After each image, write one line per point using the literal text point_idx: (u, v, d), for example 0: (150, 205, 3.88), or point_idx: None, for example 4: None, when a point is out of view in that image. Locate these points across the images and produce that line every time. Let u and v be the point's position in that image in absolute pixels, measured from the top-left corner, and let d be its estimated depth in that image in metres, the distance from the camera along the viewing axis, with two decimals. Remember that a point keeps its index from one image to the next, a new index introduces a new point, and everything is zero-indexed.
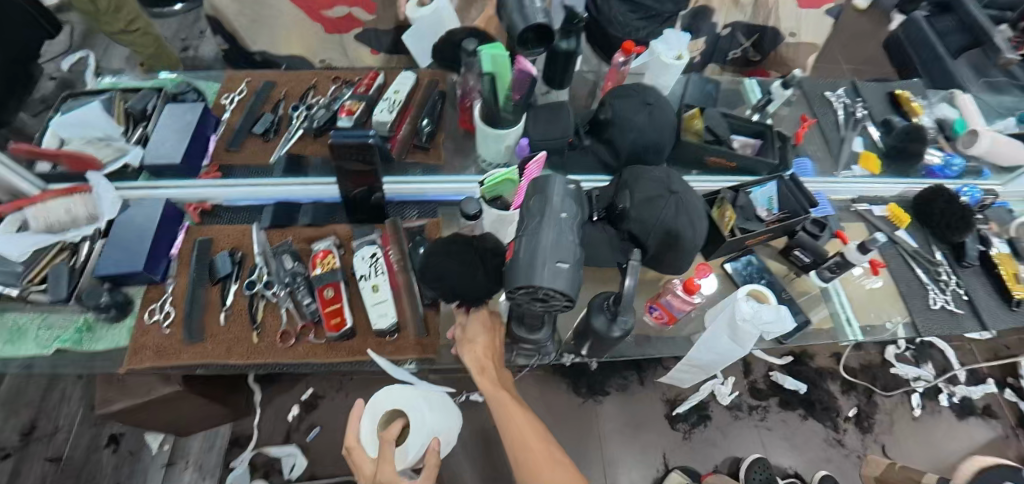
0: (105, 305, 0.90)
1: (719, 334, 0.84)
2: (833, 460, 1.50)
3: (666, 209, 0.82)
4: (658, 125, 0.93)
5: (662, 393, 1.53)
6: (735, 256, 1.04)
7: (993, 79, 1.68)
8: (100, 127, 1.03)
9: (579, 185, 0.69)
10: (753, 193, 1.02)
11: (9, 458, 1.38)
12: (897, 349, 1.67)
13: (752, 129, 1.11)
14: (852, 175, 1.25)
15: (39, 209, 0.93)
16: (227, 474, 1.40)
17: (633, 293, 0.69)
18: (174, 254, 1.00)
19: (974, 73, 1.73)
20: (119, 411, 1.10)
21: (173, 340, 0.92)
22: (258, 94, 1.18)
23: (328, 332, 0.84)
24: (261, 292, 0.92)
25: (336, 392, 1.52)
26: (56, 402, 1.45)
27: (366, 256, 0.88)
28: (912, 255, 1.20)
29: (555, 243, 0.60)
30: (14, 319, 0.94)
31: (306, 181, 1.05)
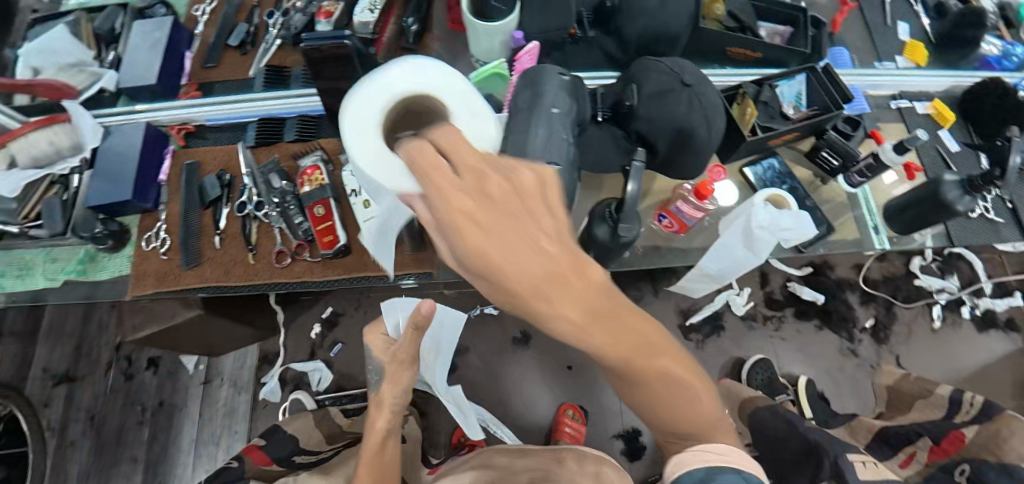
0: (101, 235, 0.91)
1: (733, 242, 0.80)
2: (846, 369, 1.56)
3: (678, 104, 0.74)
4: (673, 12, 0.82)
5: (676, 304, 1.59)
6: (755, 159, 0.95)
7: None
8: (71, 52, 1.02)
9: (575, 78, 0.62)
10: (780, 86, 0.93)
11: (63, 383, 1.55)
12: (921, 260, 1.62)
13: (781, 15, 1.00)
14: (894, 67, 1.13)
15: (20, 144, 0.92)
16: (261, 388, 1.53)
17: (637, 198, 0.63)
18: (163, 179, 0.97)
19: None
20: (144, 335, 1.20)
21: (172, 265, 0.91)
22: (231, 1, 1.07)
23: (323, 250, 0.83)
24: (252, 213, 0.89)
25: (352, 310, 1.60)
26: (96, 330, 1.59)
27: (354, 171, 0.84)
28: (952, 156, 1.07)
29: (547, 143, 0.54)
30: (20, 256, 0.98)
31: (288, 95, 0.98)
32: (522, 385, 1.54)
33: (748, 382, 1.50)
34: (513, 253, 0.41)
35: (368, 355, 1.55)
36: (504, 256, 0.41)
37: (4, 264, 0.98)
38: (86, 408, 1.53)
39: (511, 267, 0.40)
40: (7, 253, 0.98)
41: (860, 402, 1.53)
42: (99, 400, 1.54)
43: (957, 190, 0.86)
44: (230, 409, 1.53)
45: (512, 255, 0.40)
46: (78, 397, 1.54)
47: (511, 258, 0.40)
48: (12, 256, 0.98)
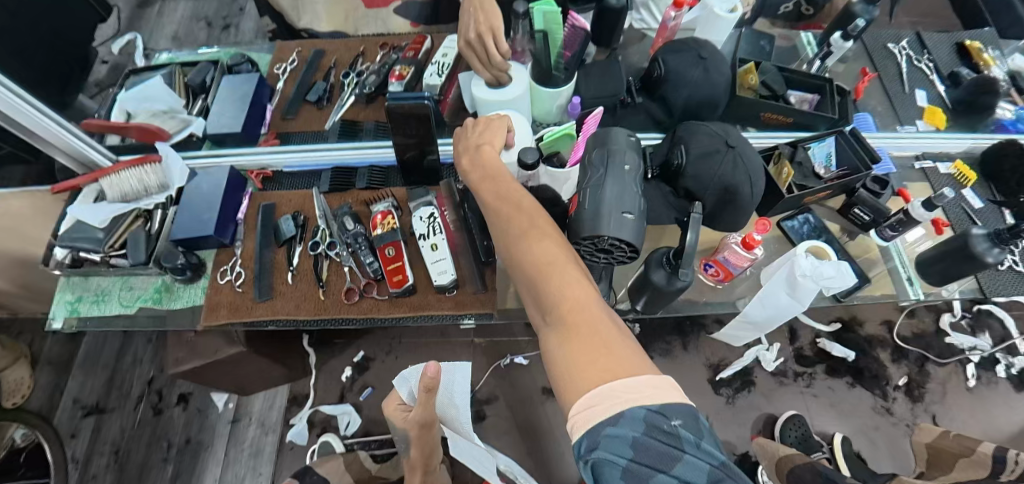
0: (181, 266, 0.98)
1: (778, 290, 0.85)
2: (882, 428, 1.54)
3: (723, 164, 0.82)
4: (714, 81, 0.92)
5: (705, 358, 1.63)
6: (792, 214, 1.01)
7: None
8: (164, 101, 1.14)
9: (641, 138, 0.69)
10: (811, 148, 1.01)
11: (90, 415, 1.58)
12: (951, 316, 1.65)
13: (808, 84, 1.09)
14: (916, 131, 1.20)
15: (112, 180, 1.03)
16: (288, 430, 1.55)
17: (695, 248, 0.69)
18: (240, 219, 1.06)
19: None
20: (188, 369, 1.24)
21: (245, 297, 0.98)
22: (310, 63, 1.20)
23: (391, 289, 0.89)
24: (325, 252, 0.96)
25: (384, 353, 1.64)
26: (130, 363, 1.64)
27: (423, 216, 0.91)
28: (979, 213, 1.12)
29: (620, 194, 0.61)
30: (97, 283, 1.06)
31: (360, 146, 1.08)
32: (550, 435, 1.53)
33: (781, 438, 1.49)
34: (492, 163, 0.73)
35: None
36: (474, 158, 0.75)
37: (81, 289, 1.06)
38: (111, 442, 1.56)
39: (477, 163, 0.74)
40: (87, 280, 1.06)
41: (897, 461, 1.50)
42: (126, 434, 1.57)
43: (986, 243, 0.91)
44: (256, 450, 1.54)
45: (482, 153, 0.74)
46: (105, 429, 1.57)
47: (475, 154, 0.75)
48: (89, 282, 1.06)
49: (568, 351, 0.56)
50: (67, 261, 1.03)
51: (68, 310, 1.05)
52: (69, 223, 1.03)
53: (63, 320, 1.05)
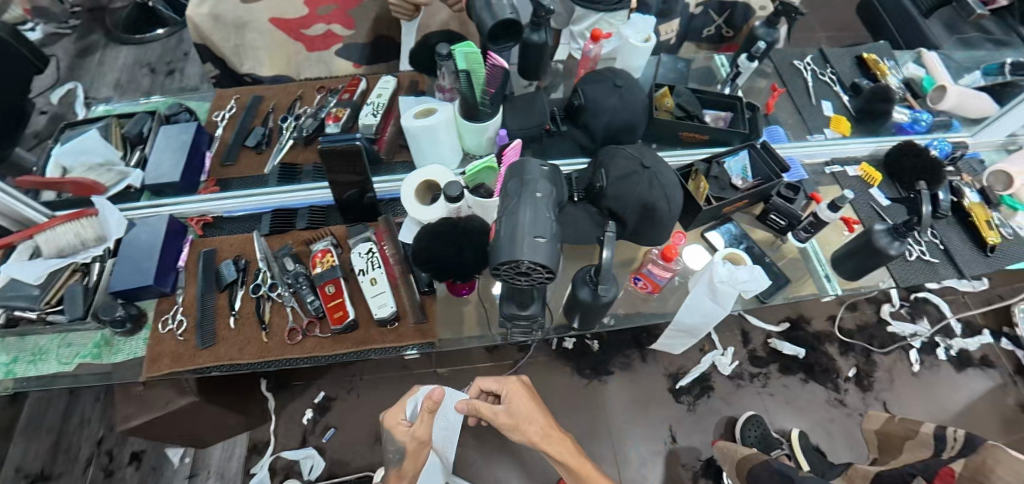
0: (121, 318, 0.96)
1: (699, 298, 0.91)
2: (837, 420, 1.61)
3: (640, 183, 0.88)
4: (630, 105, 0.99)
5: (664, 368, 1.67)
6: (714, 225, 1.09)
7: (965, 35, 1.54)
8: (100, 153, 1.12)
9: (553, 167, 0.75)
10: (727, 162, 1.09)
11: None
12: (891, 306, 1.76)
13: (720, 103, 1.18)
14: (823, 139, 1.31)
15: (48, 236, 1.00)
16: (249, 480, 1.50)
17: (611, 263, 0.74)
18: (180, 266, 1.05)
19: (946, 31, 1.58)
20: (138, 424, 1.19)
21: (187, 346, 0.96)
22: (248, 109, 1.22)
23: (333, 325, 0.91)
24: (266, 294, 0.97)
25: (346, 391, 1.62)
26: (76, 425, 1.57)
27: (362, 252, 0.94)
28: (887, 210, 1.22)
29: (533, 220, 0.66)
30: (35, 341, 1.02)
31: (300, 188, 1.10)
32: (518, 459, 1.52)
33: (742, 439, 1.54)
34: (525, 412, 0.97)
35: (364, 437, 1.56)
36: (507, 412, 0.95)
37: (17, 349, 1.02)
38: None
39: (514, 413, 0.96)
40: (23, 339, 1.02)
41: (853, 450, 1.57)
42: None
43: (886, 237, 0.99)
44: None
45: (514, 401, 0.98)
46: None
47: (508, 406, 0.97)
48: (25, 342, 1.02)
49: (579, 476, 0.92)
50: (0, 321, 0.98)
51: (2, 371, 1.01)
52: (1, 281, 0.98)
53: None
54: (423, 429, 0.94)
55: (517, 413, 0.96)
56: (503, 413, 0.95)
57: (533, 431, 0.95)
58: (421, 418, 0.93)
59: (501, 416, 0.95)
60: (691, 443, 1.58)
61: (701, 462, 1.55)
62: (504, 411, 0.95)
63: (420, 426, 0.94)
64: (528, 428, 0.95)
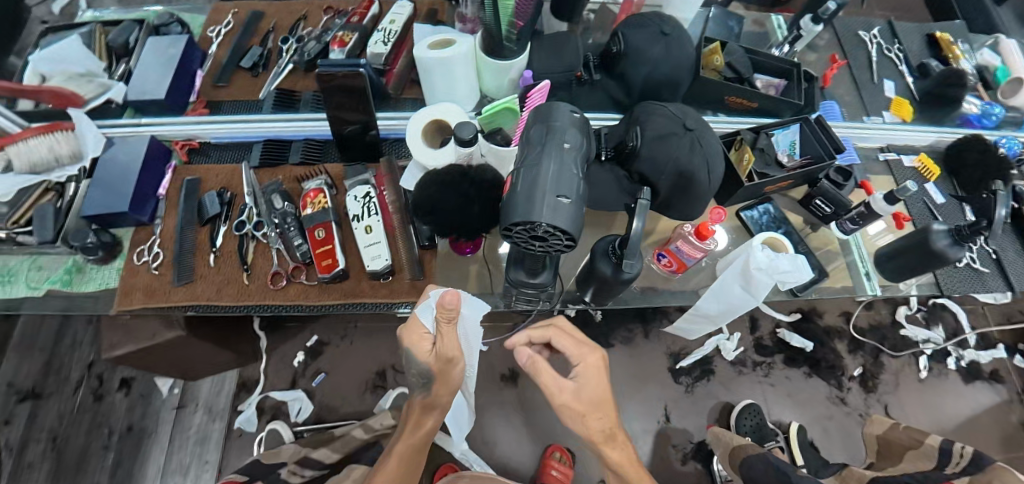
0: (92, 245, 0.88)
1: (730, 284, 0.81)
2: (835, 417, 1.55)
3: (680, 147, 0.77)
4: (674, 58, 0.86)
5: (667, 346, 1.60)
6: (751, 204, 0.98)
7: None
8: (80, 62, 1.00)
9: (585, 115, 0.64)
10: (775, 135, 0.96)
11: (27, 401, 1.47)
12: (907, 309, 1.66)
13: (775, 68, 1.04)
14: (881, 122, 1.17)
15: (19, 149, 0.89)
16: (236, 417, 1.47)
17: (640, 235, 0.65)
18: (161, 193, 0.95)
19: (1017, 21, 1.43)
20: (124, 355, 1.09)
21: (163, 280, 0.89)
22: (246, 26, 1.09)
23: (320, 274, 0.82)
24: (251, 233, 0.88)
25: (339, 337, 1.56)
26: (69, 346, 1.53)
27: (358, 196, 0.84)
28: (940, 209, 1.10)
29: (557, 176, 0.56)
30: (5, 261, 0.95)
31: (295, 118, 0.99)
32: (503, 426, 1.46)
33: (737, 428, 1.48)
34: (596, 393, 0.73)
35: (352, 387, 1.51)
36: (576, 392, 0.71)
37: None
38: (49, 428, 1.45)
39: (586, 398, 0.71)
40: None
41: (849, 452, 1.51)
42: (65, 421, 1.45)
43: (946, 239, 0.88)
44: (202, 436, 1.45)
45: (588, 380, 0.72)
46: (42, 416, 1.46)
47: (580, 384, 0.72)
48: None
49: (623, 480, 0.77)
50: None
51: None
52: None
53: None
54: (450, 348, 0.75)
55: (589, 397, 0.72)
56: (573, 391, 0.71)
57: (603, 432, 0.74)
58: (440, 332, 0.74)
59: (567, 394, 0.71)
60: (686, 425, 1.52)
61: (692, 445, 1.50)
62: (575, 391, 0.71)
63: (446, 342, 0.74)
64: (599, 422, 0.73)
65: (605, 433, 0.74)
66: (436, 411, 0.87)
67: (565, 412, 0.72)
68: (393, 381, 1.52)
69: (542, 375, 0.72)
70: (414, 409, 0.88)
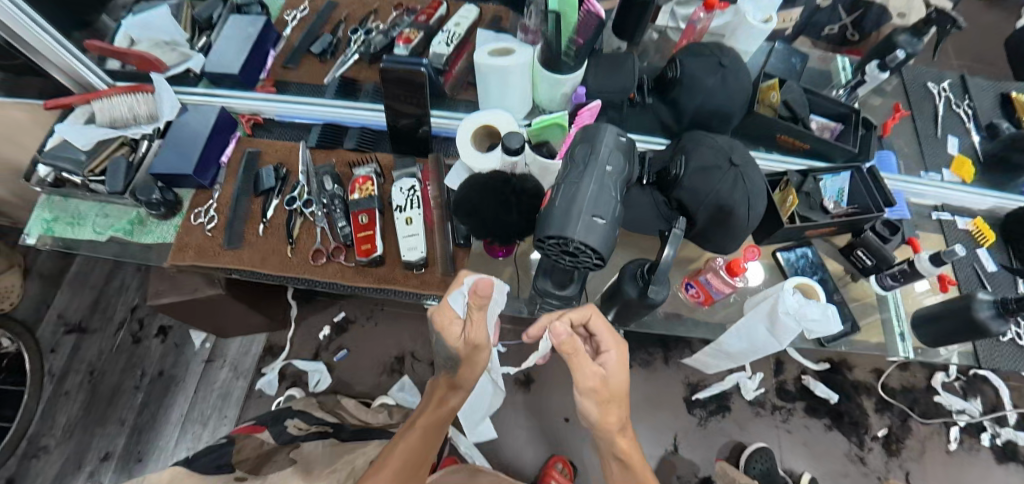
0: (157, 202, 0.96)
1: (755, 323, 0.81)
2: (851, 476, 1.50)
3: (722, 181, 0.77)
4: (730, 91, 0.86)
5: (685, 375, 1.58)
6: (789, 245, 0.96)
7: None
8: (167, 31, 1.07)
9: (631, 139, 0.65)
10: (824, 180, 0.95)
11: (72, 333, 1.58)
12: (945, 376, 1.59)
13: (832, 111, 1.03)
14: (940, 179, 1.13)
15: (104, 105, 0.99)
16: (258, 379, 1.54)
17: (670, 263, 0.66)
18: (223, 162, 1.02)
19: None
20: (166, 305, 1.17)
21: (214, 242, 0.95)
22: (320, 14, 1.16)
23: (358, 257, 0.86)
24: (299, 210, 0.93)
25: (365, 317, 1.61)
26: (116, 289, 1.64)
27: (403, 188, 0.88)
28: (990, 278, 1.06)
29: (594, 196, 0.57)
30: (76, 205, 1.04)
31: (355, 106, 1.04)
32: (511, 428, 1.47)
33: (745, 469, 1.46)
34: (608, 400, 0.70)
35: (370, 367, 1.56)
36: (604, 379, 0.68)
37: (60, 209, 1.04)
38: (87, 362, 1.55)
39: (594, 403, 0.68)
40: (66, 200, 1.04)
41: None
42: (103, 357, 1.56)
43: (989, 310, 0.85)
44: (224, 392, 1.53)
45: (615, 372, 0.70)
46: (83, 350, 1.57)
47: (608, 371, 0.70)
48: (68, 204, 1.04)
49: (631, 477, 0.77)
50: (49, 180, 0.99)
51: (42, 227, 1.03)
52: (57, 141, 0.99)
53: (37, 237, 1.04)
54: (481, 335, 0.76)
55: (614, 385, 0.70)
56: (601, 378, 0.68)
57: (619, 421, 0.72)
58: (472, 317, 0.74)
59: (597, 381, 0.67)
60: (690, 456, 1.50)
61: (696, 479, 1.48)
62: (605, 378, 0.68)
63: (476, 328, 0.75)
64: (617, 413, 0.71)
65: (622, 422, 0.73)
66: (461, 393, 0.89)
67: (590, 399, 0.69)
68: (410, 367, 1.56)
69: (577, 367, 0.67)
70: (440, 387, 0.89)
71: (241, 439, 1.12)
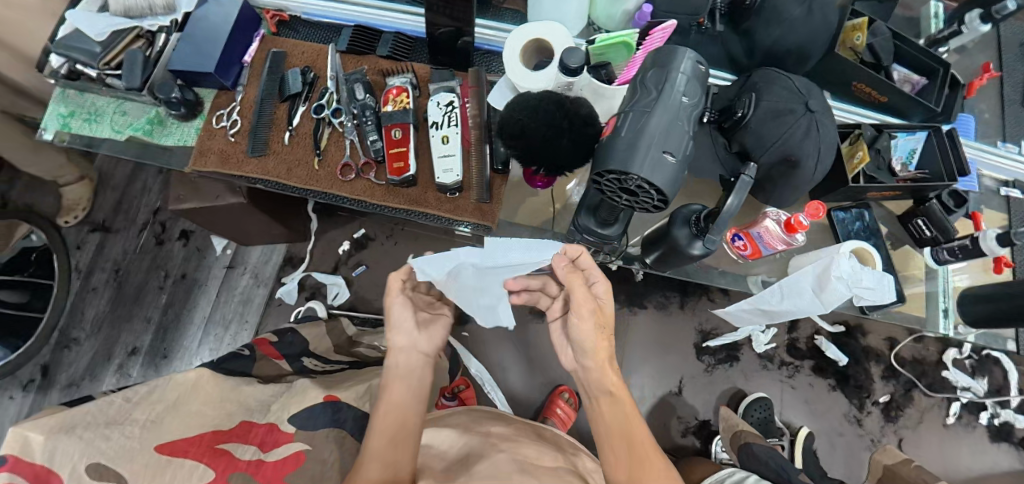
0: (176, 101, 0.89)
1: (803, 283, 0.76)
2: (845, 435, 1.52)
3: (794, 128, 0.69)
4: (814, 28, 0.77)
5: (698, 323, 1.57)
6: (846, 205, 0.90)
7: None
8: None
9: (709, 68, 0.57)
10: (896, 138, 0.87)
11: (96, 231, 1.59)
12: (956, 353, 1.56)
13: (918, 61, 0.92)
14: (1017, 151, 1.04)
15: None
16: (278, 287, 1.55)
17: (734, 214, 0.60)
18: (246, 61, 0.95)
19: None
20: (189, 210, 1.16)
21: (237, 148, 0.90)
22: None
23: (390, 176, 0.82)
24: (328, 119, 0.88)
25: (385, 236, 1.59)
26: (138, 191, 1.62)
27: (441, 103, 0.81)
28: None
29: (666, 130, 0.51)
30: (93, 100, 0.98)
31: (392, 9, 0.97)
32: (523, 357, 1.49)
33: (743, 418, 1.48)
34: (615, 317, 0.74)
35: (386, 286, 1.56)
36: (602, 303, 0.72)
37: (75, 104, 0.98)
38: (114, 260, 1.57)
39: (609, 312, 0.73)
40: (83, 95, 0.98)
41: (848, 470, 1.50)
42: (128, 255, 1.58)
43: None
44: (245, 298, 1.55)
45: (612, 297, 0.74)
46: (108, 247, 1.58)
47: (606, 297, 0.73)
48: (84, 98, 0.98)
49: (635, 465, 0.69)
50: (62, 72, 0.94)
51: (60, 123, 0.98)
52: (69, 30, 0.92)
53: (54, 132, 0.98)
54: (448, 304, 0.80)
55: (611, 311, 0.73)
56: (601, 301, 0.72)
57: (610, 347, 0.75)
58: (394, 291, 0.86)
59: (597, 302, 0.71)
60: (693, 400, 1.53)
61: (696, 421, 1.52)
62: (603, 302, 0.72)
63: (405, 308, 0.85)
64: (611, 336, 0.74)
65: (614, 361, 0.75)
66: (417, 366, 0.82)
67: (602, 333, 0.73)
68: None
69: (575, 288, 0.70)
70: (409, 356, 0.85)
71: (262, 359, 1.12)
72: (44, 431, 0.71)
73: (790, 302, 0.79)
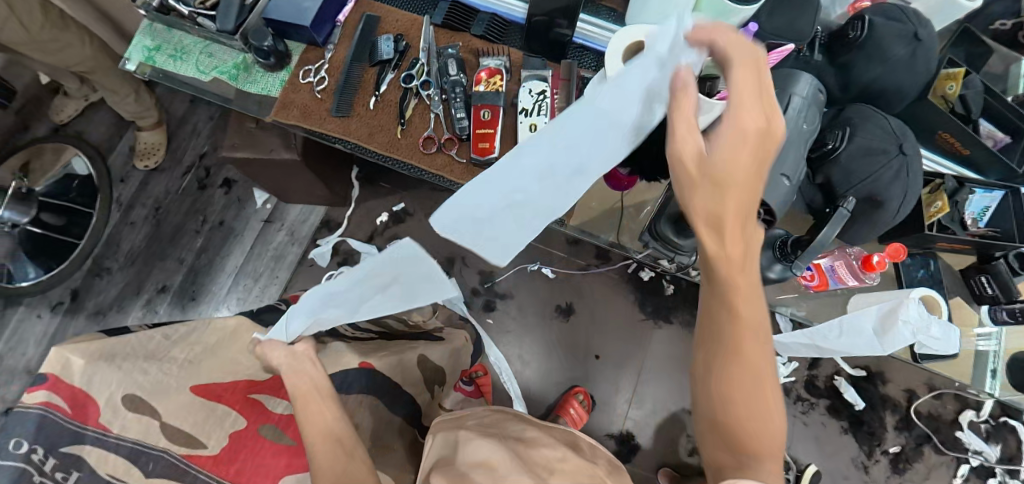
0: (266, 50, 0.91)
1: (865, 323, 0.78)
2: (850, 479, 1.52)
3: (885, 169, 0.70)
4: (914, 70, 0.78)
5: None
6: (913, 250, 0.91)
7: None
8: None
9: (825, 97, 0.64)
10: (972, 194, 0.86)
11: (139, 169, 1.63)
12: (974, 415, 1.55)
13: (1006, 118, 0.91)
14: None
15: None
16: (312, 248, 1.58)
17: (828, 244, 0.65)
18: (340, 21, 0.97)
19: None
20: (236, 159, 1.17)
21: (321, 105, 0.92)
22: None
23: (474, 155, 0.85)
24: (416, 90, 0.90)
25: (424, 214, 1.61)
26: (187, 134, 1.66)
27: (533, 91, 0.84)
28: None
29: (785, 155, 0.59)
30: (179, 37, 1.01)
31: None
32: (544, 353, 1.51)
33: None
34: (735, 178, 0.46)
35: None
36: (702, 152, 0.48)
37: (162, 38, 1.01)
38: (154, 198, 1.61)
39: (715, 166, 0.47)
40: (170, 31, 1.01)
41: None
42: (170, 194, 1.61)
43: None
44: (279, 254, 1.58)
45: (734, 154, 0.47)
46: (150, 185, 1.62)
47: (715, 144, 0.47)
48: (170, 34, 1.01)
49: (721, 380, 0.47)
50: (154, 5, 0.95)
51: (144, 55, 1.01)
52: None
53: (138, 63, 1.02)
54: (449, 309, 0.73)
55: (722, 169, 0.47)
56: (699, 149, 0.47)
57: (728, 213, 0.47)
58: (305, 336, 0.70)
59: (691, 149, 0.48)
60: None
61: None
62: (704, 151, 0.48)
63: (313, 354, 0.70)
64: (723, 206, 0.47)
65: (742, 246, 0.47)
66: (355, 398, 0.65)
67: (709, 181, 0.47)
68: (458, 271, 1.56)
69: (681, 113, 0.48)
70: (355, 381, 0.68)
71: None
72: (85, 356, 0.68)
73: (848, 342, 0.79)
